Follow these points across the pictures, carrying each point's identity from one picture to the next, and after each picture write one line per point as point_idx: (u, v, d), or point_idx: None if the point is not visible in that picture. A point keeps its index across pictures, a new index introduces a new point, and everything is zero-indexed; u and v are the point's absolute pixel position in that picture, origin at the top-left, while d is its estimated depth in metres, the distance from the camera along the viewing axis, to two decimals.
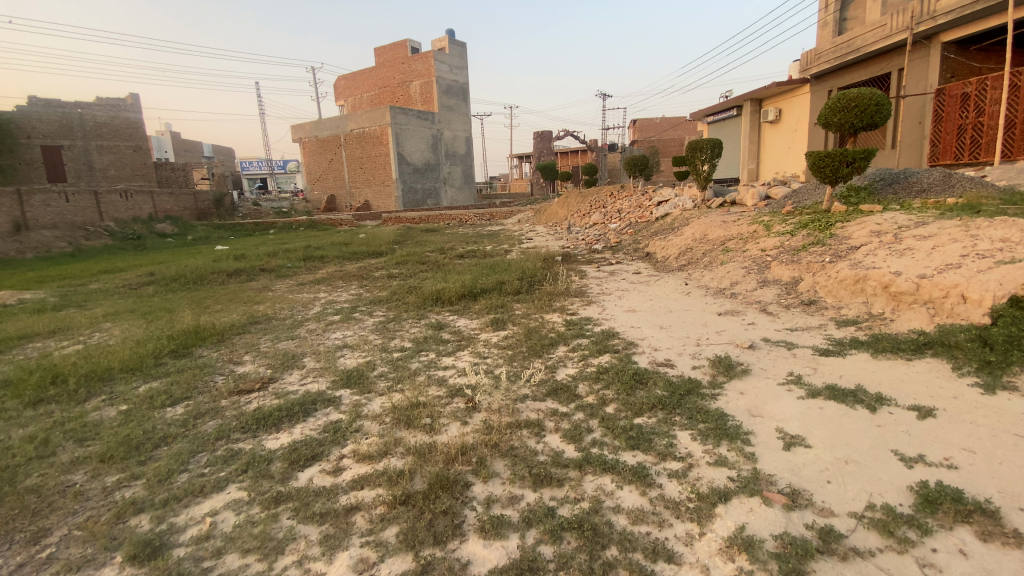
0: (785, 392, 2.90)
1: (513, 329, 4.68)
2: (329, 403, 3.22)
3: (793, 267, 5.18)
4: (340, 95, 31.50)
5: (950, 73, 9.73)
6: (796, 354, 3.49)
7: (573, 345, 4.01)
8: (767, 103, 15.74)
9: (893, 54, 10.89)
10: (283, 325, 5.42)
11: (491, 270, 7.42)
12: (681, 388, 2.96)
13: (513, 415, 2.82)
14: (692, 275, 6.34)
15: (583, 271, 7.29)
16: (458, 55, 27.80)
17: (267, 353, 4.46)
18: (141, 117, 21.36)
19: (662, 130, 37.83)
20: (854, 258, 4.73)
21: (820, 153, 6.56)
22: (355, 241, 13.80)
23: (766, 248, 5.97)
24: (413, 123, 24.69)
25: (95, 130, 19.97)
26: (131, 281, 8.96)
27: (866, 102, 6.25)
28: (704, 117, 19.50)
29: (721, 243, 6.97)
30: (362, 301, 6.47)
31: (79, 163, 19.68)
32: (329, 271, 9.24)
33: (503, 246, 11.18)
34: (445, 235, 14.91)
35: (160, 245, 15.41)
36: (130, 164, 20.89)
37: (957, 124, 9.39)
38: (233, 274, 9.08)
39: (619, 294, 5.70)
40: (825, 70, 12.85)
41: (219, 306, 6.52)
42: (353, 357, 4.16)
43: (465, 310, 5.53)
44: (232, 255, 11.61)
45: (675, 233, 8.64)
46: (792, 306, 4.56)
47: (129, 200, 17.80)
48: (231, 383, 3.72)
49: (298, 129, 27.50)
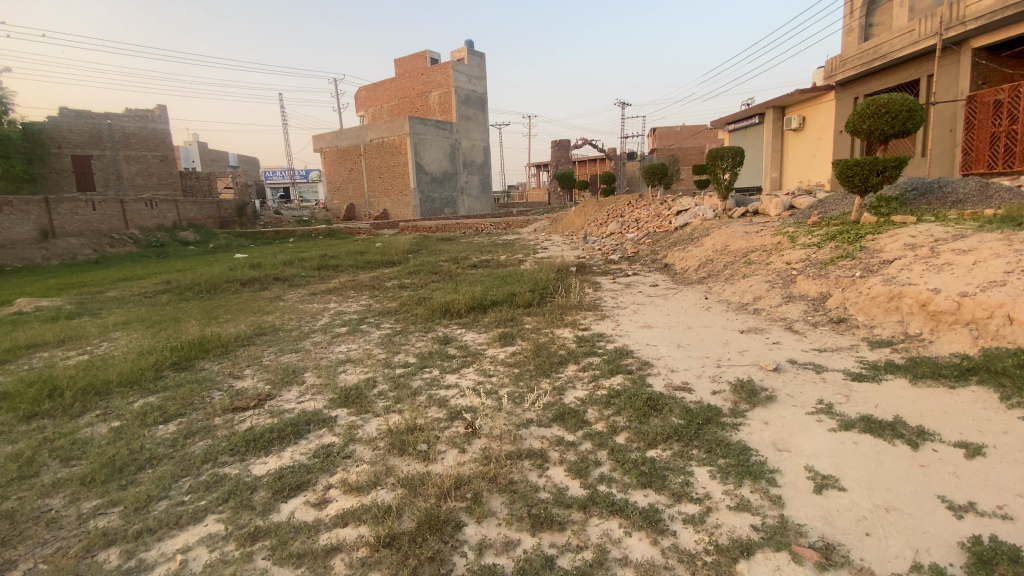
0: (814, 423, 2.64)
1: (521, 344, 4.48)
2: (324, 425, 3.06)
3: (820, 281, 4.88)
4: (361, 105, 31.90)
5: (981, 79, 9.34)
6: (826, 379, 3.22)
7: (583, 363, 3.79)
8: (790, 111, 15.34)
9: (922, 61, 10.46)
10: (289, 337, 5.31)
11: (504, 281, 7.24)
12: (699, 417, 2.72)
13: (515, 444, 2.62)
14: (712, 288, 6.07)
15: (598, 283, 7.07)
16: (477, 65, 27.94)
17: (269, 367, 4.35)
18: (168, 128, 21.88)
19: (682, 139, 37.32)
20: (887, 273, 4.42)
21: (849, 162, 6.25)
22: (370, 249, 13.80)
23: (791, 261, 5.67)
24: (431, 133, 24.80)
25: (123, 140, 20.56)
26: (147, 289, 9.04)
27: (898, 107, 5.90)
28: (725, 125, 19.12)
29: (743, 255, 6.68)
30: (371, 312, 6.35)
31: (107, 173, 20.20)
32: (342, 280, 9.18)
33: (518, 255, 11.01)
34: (461, 244, 14.82)
35: (181, 253, 15.64)
36: (157, 173, 21.44)
37: (990, 132, 8.94)
38: (246, 283, 9.09)
39: (634, 308, 5.46)
40: (850, 77, 12.45)
41: (229, 316, 6.47)
42: (355, 373, 4.01)
43: (473, 323, 5.35)
44: (249, 263, 11.68)
45: (694, 244, 8.36)
46: (820, 325, 4.27)
47: (154, 208, 18.16)
48: (227, 399, 3.60)
49: (319, 139, 27.90)
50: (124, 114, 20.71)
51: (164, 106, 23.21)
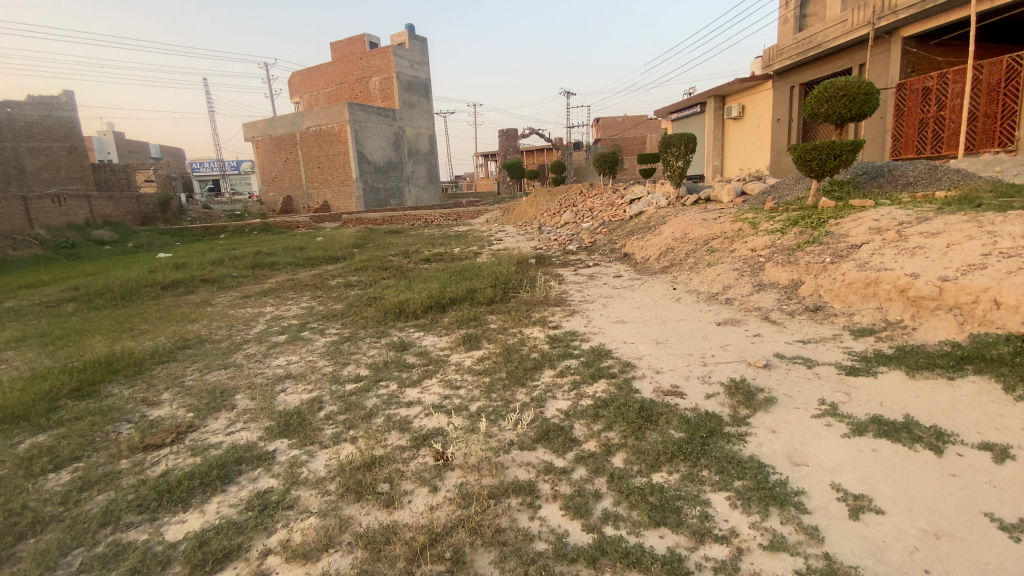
0: (825, 429, 2.41)
1: (487, 348, 4.06)
2: (260, 464, 2.53)
3: (789, 268, 4.74)
4: (295, 92, 30.06)
5: (910, 68, 9.68)
6: (820, 374, 3.01)
7: (560, 368, 3.42)
8: (731, 99, 15.61)
9: (856, 50, 10.73)
10: (218, 350, 4.63)
11: (460, 276, 6.76)
12: (701, 428, 2.41)
13: (497, 476, 2.21)
14: (679, 278, 5.87)
15: (560, 276, 6.75)
16: (418, 51, 26.92)
17: (192, 389, 3.69)
18: (77, 116, 19.57)
19: (625, 128, 37.78)
20: (858, 258, 4.32)
21: (807, 146, 6.23)
22: (312, 245, 12.89)
23: (756, 247, 5.53)
24: (373, 121, 23.68)
25: (25, 131, 18.20)
26: (50, 297, 7.87)
27: (854, 91, 5.93)
28: (669, 115, 19.35)
29: (705, 242, 6.54)
30: (314, 316, 5.71)
31: (9, 167, 17.87)
32: (280, 280, 8.39)
33: (472, 248, 10.53)
34: (410, 236, 14.13)
35: (95, 254, 14.04)
36: (65, 166, 19.13)
37: (919, 118, 9.30)
38: (169, 287, 8.11)
39: (603, 302, 5.15)
40: (787, 66, 12.67)
41: (146, 327, 5.64)
42: (296, 394, 3.46)
43: (431, 325, 4.87)
44: (173, 264, 10.53)
45: (653, 232, 8.21)
46: (797, 313, 4.09)
47: (63, 205, 16.24)
48: (136, 436, 2.96)
49: (250, 128, 26.06)
50: (25, 101, 18.38)
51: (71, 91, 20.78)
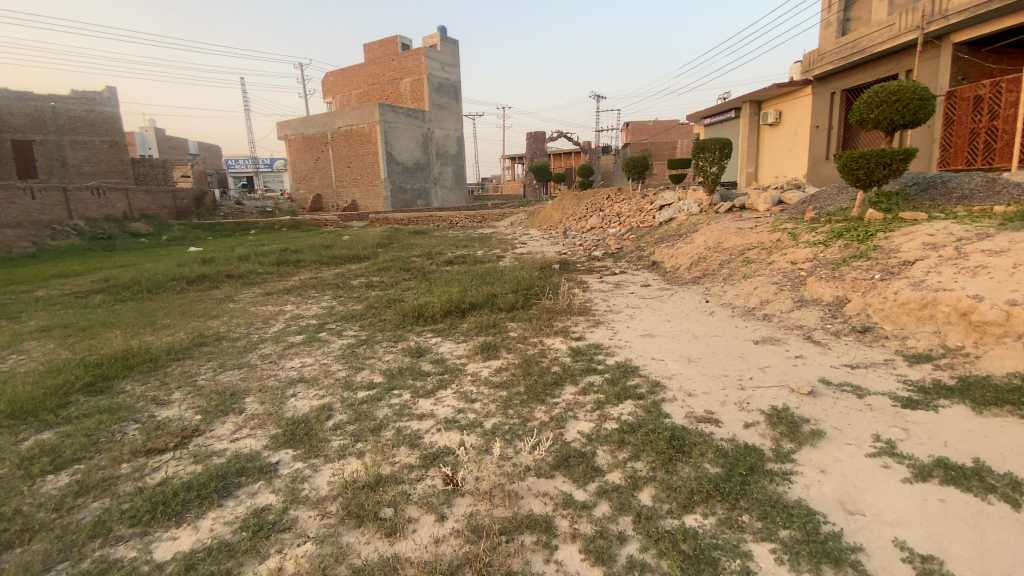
0: (882, 472, 2.13)
1: (506, 358, 3.87)
2: (261, 477, 2.39)
3: (834, 284, 4.41)
4: (328, 92, 30.54)
5: (961, 75, 9.13)
6: (872, 406, 2.71)
7: (583, 384, 3.20)
8: (768, 105, 15.09)
9: (903, 55, 10.13)
10: (234, 349, 4.55)
11: (482, 280, 6.59)
12: (740, 463, 2.17)
13: (510, 507, 2.02)
14: (711, 289, 5.58)
15: (585, 283, 6.52)
16: (450, 53, 26.99)
17: (203, 389, 3.60)
18: (119, 111, 20.11)
19: (655, 133, 37.11)
20: (911, 275, 3.98)
21: (853, 154, 5.86)
22: (337, 243, 12.94)
23: (797, 260, 5.19)
24: (403, 122, 23.81)
25: (68, 124, 18.90)
26: (81, 288, 8.03)
27: (909, 95, 5.54)
28: (701, 119, 18.85)
29: (740, 253, 6.22)
30: (333, 317, 5.62)
31: (50, 159, 18.57)
32: (303, 278, 8.39)
33: (495, 251, 10.38)
34: (434, 238, 14.07)
35: (130, 246, 14.40)
36: (106, 160, 19.77)
37: (969, 128, 8.75)
38: (195, 281, 8.18)
39: (629, 313, 4.90)
40: (829, 71, 12.10)
41: (168, 322, 5.64)
42: (306, 399, 3.32)
43: (449, 331, 4.70)
44: (201, 258, 10.69)
45: (683, 240, 7.89)
46: (843, 334, 3.77)
47: (102, 197, 16.75)
48: (140, 438, 2.87)
49: (284, 126, 26.56)
50: (69, 96, 19.07)
51: (113, 88, 21.54)
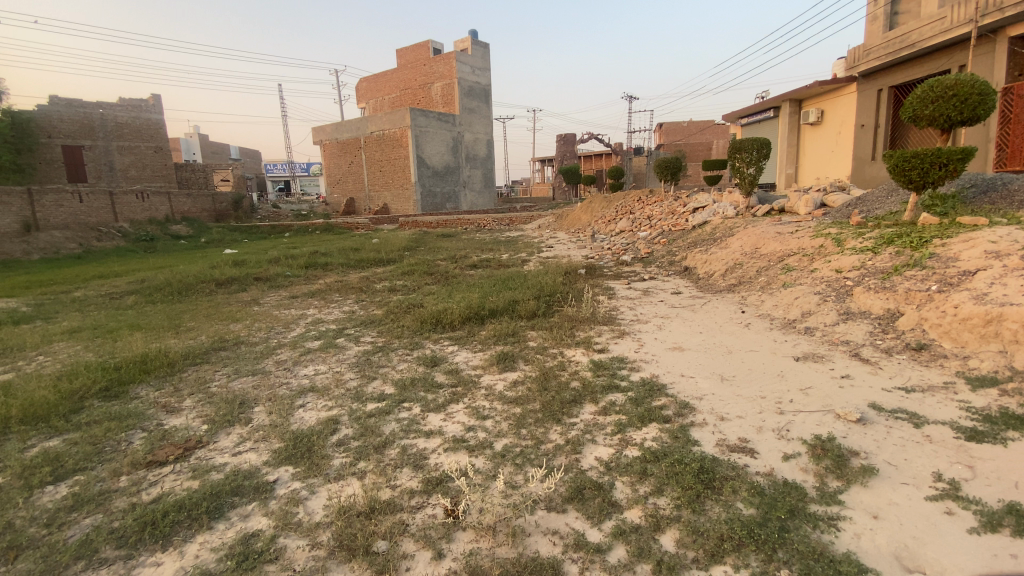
0: (945, 520, 1.82)
1: (523, 370, 3.66)
2: (256, 498, 2.27)
3: (883, 295, 4.03)
4: (362, 97, 31.05)
5: (1019, 71, 8.44)
6: (931, 437, 2.37)
7: (603, 403, 2.97)
8: (809, 103, 14.42)
9: (955, 50, 9.43)
10: (251, 354, 4.51)
11: (504, 285, 6.41)
12: (779, 505, 1.91)
13: (515, 547, 1.83)
14: (747, 298, 5.24)
15: (611, 289, 6.26)
16: (481, 56, 26.97)
17: (214, 397, 3.54)
18: (163, 118, 21.03)
19: (689, 134, 36.15)
20: (972, 286, 3.56)
21: (904, 154, 5.43)
22: (365, 246, 13.03)
23: (842, 268, 4.80)
24: (433, 125, 23.92)
25: (116, 130, 19.75)
26: (117, 289, 8.26)
27: (968, 89, 5.07)
28: (738, 119, 18.21)
29: (779, 259, 5.84)
30: (352, 322, 5.54)
31: (99, 164, 19.43)
32: (328, 281, 8.39)
33: (521, 254, 10.20)
34: (460, 241, 14.01)
35: (169, 248, 14.89)
36: (151, 165, 20.65)
37: None
38: (224, 284, 8.30)
39: (657, 323, 4.63)
40: (875, 67, 11.38)
41: (192, 325, 5.68)
42: (314, 410, 3.21)
43: (467, 339, 4.53)
44: (233, 260, 10.90)
45: (718, 245, 7.52)
46: (895, 352, 3.41)
47: (146, 201, 17.40)
48: (143, 449, 2.80)
49: (319, 131, 27.15)
50: (117, 103, 19.90)
51: (159, 96, 22.43)
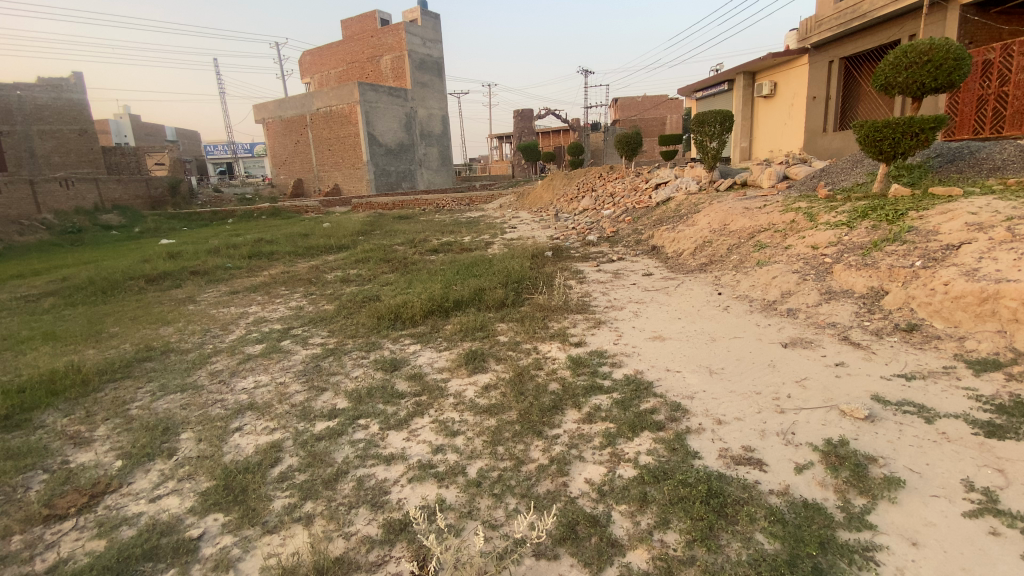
0: (991, 543, 1.60)
1: (494, 371, 3.29)
2: (175, 563, 1.84)
3: (866, 273, 3.86)
4: (306, 72, 29.27)
5: (968, 39, 8.52)
6: (948, 435, 2.17)
7: (586, 408, 2.64)
8: (762, 76, 14.40)
9: (907, 19, 9.39)
10: (181, 365, 3.93)
11: (467, 272, 5.98)
12: (806, 537, 1.64)
13: None
14: (722, 278, 5.04)
15: (580, 272, 5.97)
16: (432, 28, 25.75)
17: (133, 422, 2.99)
18: (87, 97, 19.02)
19: (644, 108, 36.03)
20: (959, 261, 3.43)
21: (875, 124, 5.30)
22: (316, 232, 12.23)
23: (818, 244, 4.63)
24: (384, 101, 22.79)
25: (35, 114, 17.73)
26: (32, 290, 7.31)
27: (943, 55, 4.97)
28: (693, 93, 18.12)
29: (751, 236, 5.66)
30: (299, 320, 5.00)
31: (20, 150, 17.46)
32: (275, 273, 7.73)
33: (483, 236, 9.76)
34: (419, 223, 13.40)
35: (98, 239, 13.58)
36: (76, 149, 18.68)
37: (977, 95, 7.99)
38: (156, 280, 7.49)
39: (632, 309, 4.36)
40: (827, 39, 11.32)
41: (116, 331, 5.00)
42: (252, 435, 2.74)
43: (430, 336, 4.12)
44: (168, 252, 9.95)
45: (686, 221, 7.32)
46: (886, 334, 3.24)
47: (71, 188, 15.79)
48: (40, 499, 2.24)
49: (261, 109, 25.42)
50: (35, 83, 17.84)
51: (80, 73, 20.25)
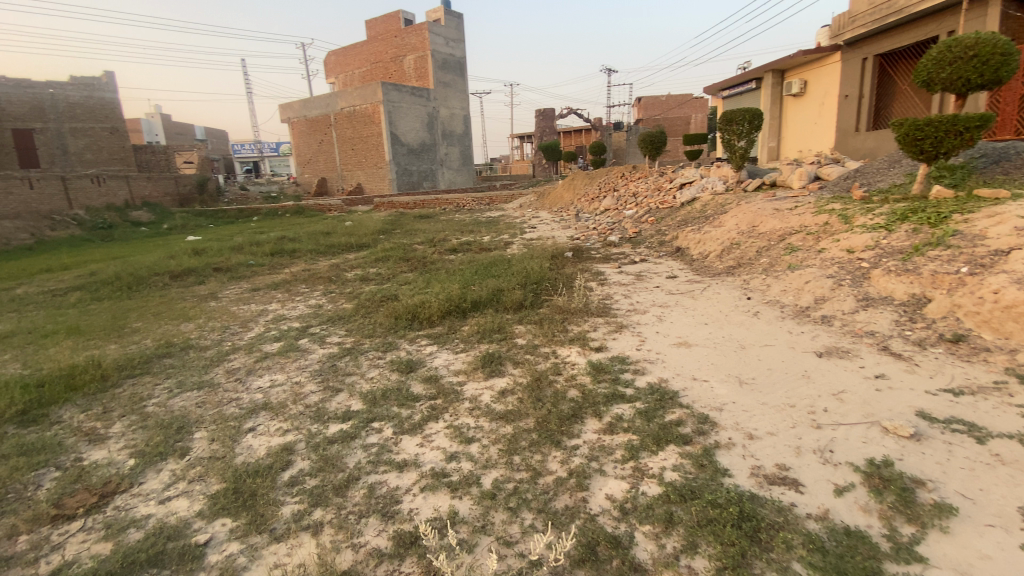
0: None
1: (512, 376, 3.19)
2: (180, 571, 1.78)
3: (906, 279, 3.65)
4: (330, 72, 29.63)
5: (1011, 35, 8.13)
6: (1002, 458, 2.00)
7: (608, 417, 2.53)
8: (791, 73, 14.00)
9: (943, 15, 9.01)
10: (199, 362, 3.93)
11: (485, 272, 5.89)
12: (847, 568, 1.51)
13: None
14: (750, 282, 4.85)
15: (602, 274, 5.83)
16: (455, 27, 25.77)
17: (149, 419, 2.98)
18: (118, 96, 19.58)
19: (667, 107, 35.46)
20: (1010, 267, 3.20)
21: (917, 121, 5.02)
22: (337, 230, 12.31)
23: (854, 248, 4.41)
24: (407, 101, 22.90)
25: (68, 112, 18.33)
26: (61, 285, 7.49)
27: (989, 50, 4.70)
28: (718, 92, 17.74)
29: (781, 238, 5.44)
30: (317, 318, 4.98)
31: (52, 147, 18.04)
32: (295, 270, 7.76)
33: (502, 236, 9.68)
34: (439, 222, 13.37)
35: (128, 236, 13.93)
36: (107, 147, 19.23)
37: (1020, 94, 7.62)
38: (179, 276, 7.60)
39: (656, 313, 4.21)
40: (859, 36, 10.92)
41: (138, 327, 5.05)
42: (265, 436, 2.69)
43: (447, 337, 4.04)
44: (193, 249, 10.12)
45: (711, 222, 7.10)
46: (929, 345, 3.05)
47: (102, 185, 16.23)
48: (49, 497, 2.23)
49: (286, 109, 25.81)
50: (68, 82, 18.47)
51: (112, 73, 20.86)
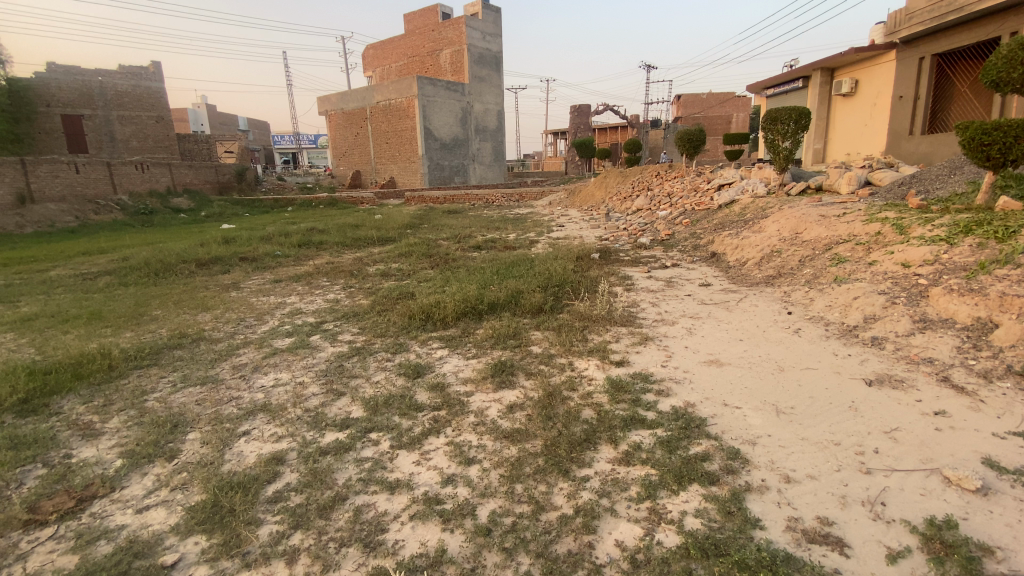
0: None
1: (524, 388, 2.96)
2: None
3: (970, 300, 3.24)
4: (368, 65, 29.90)
5: None
6: None
7: (625, 445, 2.27)
8: (841, 72, 13.23)
9: (1007, 15, 8.32)
10: (208, 355, 3.86)
11: (507, 272, 5.67)
12: None
13: None
14: (791, 294, 4.49)
15: (629, 279, 5.53)
16: (492, 21, 25.54)
17: (146, 415, 2.89)
18: (163, 86, 20.23)
19: (708, 106, 34.33)
20: None
21: (984, 124, 4.51)
22: (366, 222, 12.31)
23: (910, 262, 3.99)
24: (441, 95, 22.85)
25: (116, 100, 19.01)
26: (95, 268, 7.65)
27: None
28: (763, 90, 16.98)
29: (827, 247, 5.03)
30: (332, 314, 4.88)
31: (100, 134, 18.77)
32: (319, 263, 7.73)
33: (529, 234, 9.46)
34: (467, 218, 13.24)
35: (167, 222, 14.31)
36: (152, 135, 19.89)
37: None
38: (206, 264, 7.67)
39: (685, 325, 3.91)
40: (913, 34, 10.20)
41: (157, 315, 5.05)
42: (258, 442, 2.55)
43: (459, 341, 3.84)
44: (224, 237, 10.26)
45: (750, 227, 6.69)
46: (998, 378, 2.66)
47: (146, 172, 16.74)
48: (30, 498, 2.16)
49: (324, 101, 26.20)
50: (116, 71, 19.15)
51: (160, 63, 21.55)
